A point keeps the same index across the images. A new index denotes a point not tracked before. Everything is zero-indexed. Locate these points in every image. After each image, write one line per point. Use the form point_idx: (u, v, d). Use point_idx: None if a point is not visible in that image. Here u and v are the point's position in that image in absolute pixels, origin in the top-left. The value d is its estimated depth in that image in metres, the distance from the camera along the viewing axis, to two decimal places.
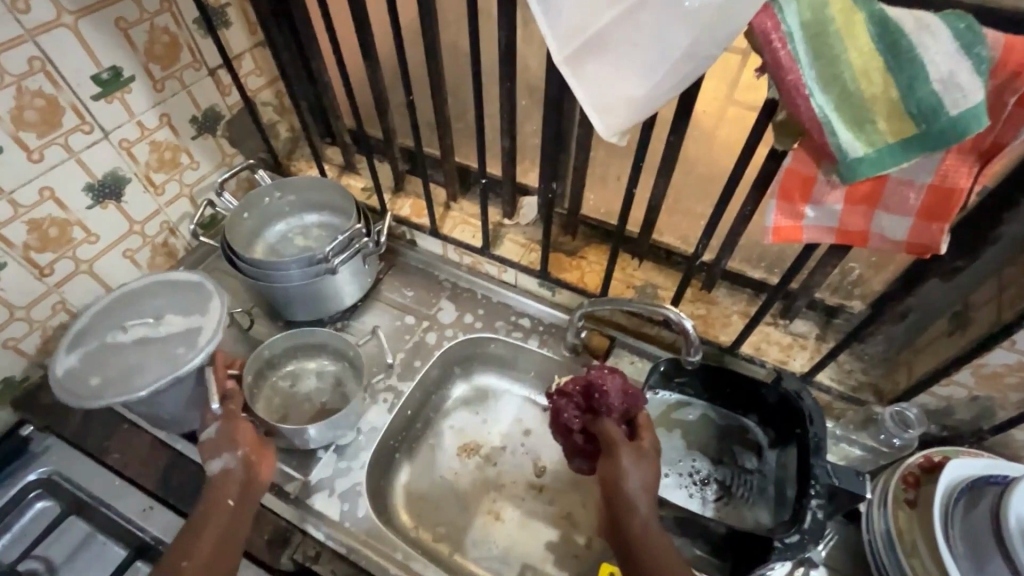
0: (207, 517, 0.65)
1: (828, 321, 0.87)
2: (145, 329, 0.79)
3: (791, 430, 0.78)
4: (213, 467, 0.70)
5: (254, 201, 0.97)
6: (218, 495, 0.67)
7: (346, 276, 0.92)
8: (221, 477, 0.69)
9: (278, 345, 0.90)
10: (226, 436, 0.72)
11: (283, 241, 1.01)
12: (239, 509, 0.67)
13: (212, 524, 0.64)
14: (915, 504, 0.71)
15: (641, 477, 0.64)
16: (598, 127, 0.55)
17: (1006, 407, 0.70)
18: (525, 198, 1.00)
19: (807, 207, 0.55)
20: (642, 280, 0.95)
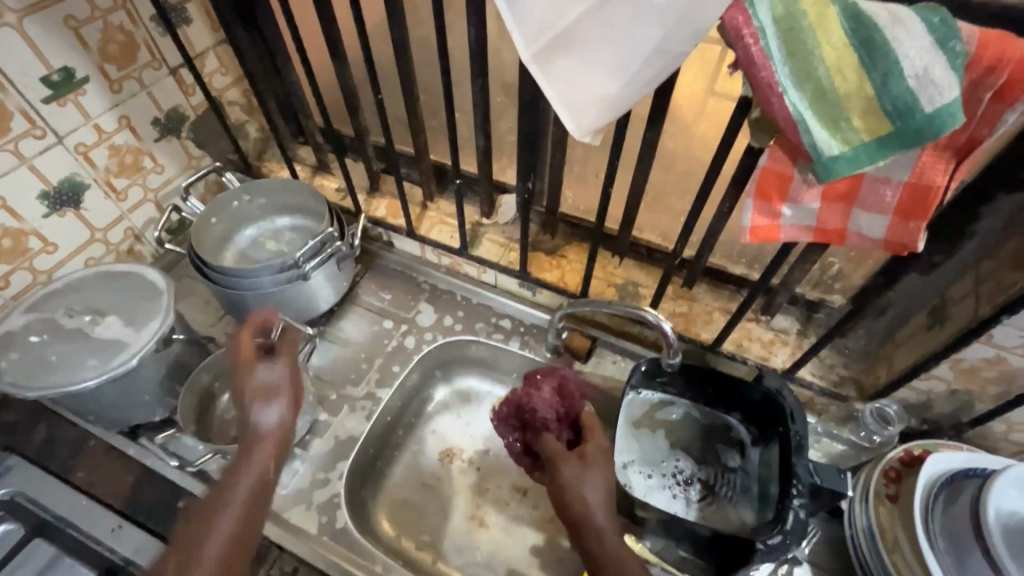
0: (254, 456, 0.63)
1: (809, 316, 0.87)
2: (84, 322, 0.78)
3: (773, 428, 0.78)
4: (263, 419, 0.65)
5: (222, 205, 0.94)
6: (261, 454, 0.64)
7: (321, 278, 0.89)
8: (265, 433, 0.65)
9: (204, 376, 0.85)
10: (284, 388, 0.68)
11: (255, 245, 0.98)
12: (272, 480, 0.64)
13: (248, 477, 0.63)
14: (896, 499, 0.71)
15: (588, 483, 0.64)
16: (568, 126, 0.53)
17: (984, 400, 0.71)
18: (503, 197, 0.97)
19: (784, 206, 0.54)
20: (623, 278, 0.93)
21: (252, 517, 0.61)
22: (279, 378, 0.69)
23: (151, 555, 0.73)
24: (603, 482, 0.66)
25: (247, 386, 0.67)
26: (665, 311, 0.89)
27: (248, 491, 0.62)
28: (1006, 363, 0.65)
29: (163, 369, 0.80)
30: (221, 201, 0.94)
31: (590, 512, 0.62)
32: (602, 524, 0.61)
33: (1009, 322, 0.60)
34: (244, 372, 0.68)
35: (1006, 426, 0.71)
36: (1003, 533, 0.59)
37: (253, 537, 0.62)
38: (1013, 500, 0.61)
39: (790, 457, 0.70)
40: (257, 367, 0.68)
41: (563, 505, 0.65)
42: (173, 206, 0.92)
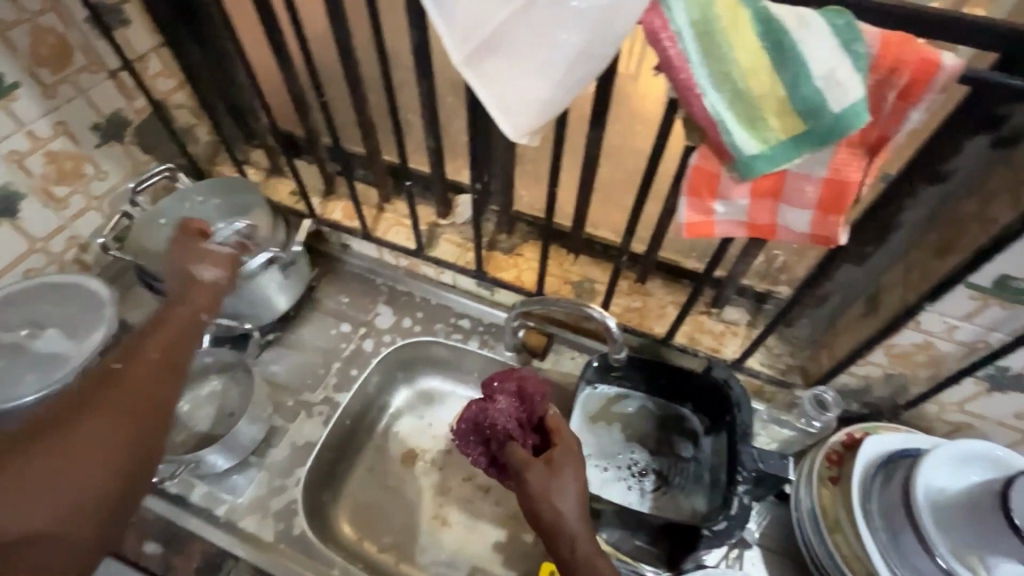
0: (176, 311, 0.65)
1: (759, 307, 0.89)
2: (21, 337, 0.76)
3: (722, 416, 0.80)
4: (200, 274, 0.70)
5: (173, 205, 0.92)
6: (194, 299, 0.67)
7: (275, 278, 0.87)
8: (201, 285, 0.69)
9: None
10: (225, 258, 0.73)
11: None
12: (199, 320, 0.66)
13: (174, 322, 0.63)
14: (837, 480, 0.74)
15: (558, 490, 0.62)
16: (505, 131, 0.52)
17: (918, 382, 0.74)
18: (459, 197, 0.97)
19: (716, 202, 0.55)
20: (578, 275, 0.94)
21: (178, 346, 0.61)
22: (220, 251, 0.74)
23: None
24: (575, 488, 0.63)
25: (190, 250, 0.73)
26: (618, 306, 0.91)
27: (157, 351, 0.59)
28: (934, 348, 0.68)
29: None
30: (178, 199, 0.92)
31: (563, 520, 0.61)
32: (576, 530, 0.60)
33: (932, 308, 0.63)
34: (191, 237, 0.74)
35: (938, 406, 0.75)
36: (931, 509, 0.63)
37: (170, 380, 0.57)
38: (942, 477, 0.64)
39: (736, 445, 0.73)
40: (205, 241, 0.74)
41: (535, 514, 0.63)
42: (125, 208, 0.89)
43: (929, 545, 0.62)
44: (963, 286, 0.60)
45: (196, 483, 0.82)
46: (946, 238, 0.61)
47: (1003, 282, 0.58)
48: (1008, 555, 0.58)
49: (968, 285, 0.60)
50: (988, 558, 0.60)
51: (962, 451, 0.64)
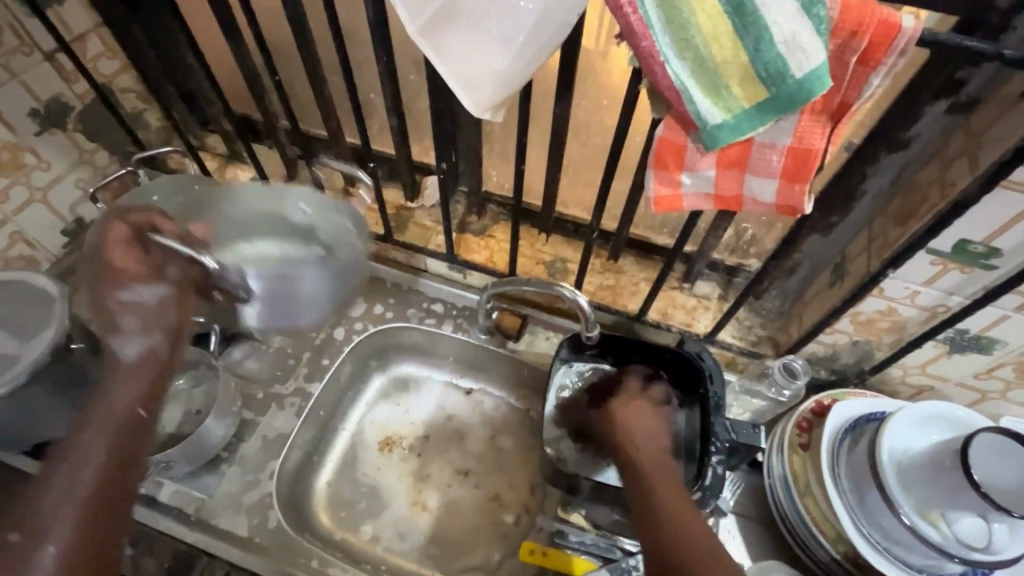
0: (105, 415, 0.61)
1: (729, 281, 0.89)
2: None
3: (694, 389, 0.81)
4: (125, 351, 0.64)
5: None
6: (123, 385, 0.63)
7: (314, 285, 0.75)
8: (127, 368, 0.64)
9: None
10: (157, 310, 0.65)
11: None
12: (139, 418, 0.63)
13: (109, 426, 0.61)
14: (807, 447, 0.76)
15: (623, 424, 0.74)
16: (466, 105, 0.51)
17: (882, 348, 0.76)
18: (427, 178, 0.95)
19: (683, 174, 0.55)
20: (551, 255, 0.93)
21: (124, 442, 0.61)
22: (148, 299, 0.65)
23: None
24: (636, 424, 0.73)
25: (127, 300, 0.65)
26: (591, 285, 0.91)
27: (101, 465, 0.59)
28: (897, 314, 0.70)
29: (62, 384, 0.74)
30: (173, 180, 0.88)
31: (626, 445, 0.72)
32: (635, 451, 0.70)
33: (894, 274, 0.64)
34: (114, 257, 0.65)
35: (902, 370, 0.77)
36: (896, 471, 0.64)
37: (136, 469, 0.61)
38: (906, 440, 0.66)
39: (708, 417, 0.75)
40: (117, 287, 0.65)
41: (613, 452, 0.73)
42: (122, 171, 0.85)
43: (894, 506, 0.64)
44: (924, 251, 0.61)
45: (164, 482, 0.79)
46: (909, 204, 0.62)
47: (962, 246, 0.59)
48: (965, 508, 0.60)
49: (928, 251, 0.61)
50: (949, 513, 0.61)
51: (922, 412, 0.67)
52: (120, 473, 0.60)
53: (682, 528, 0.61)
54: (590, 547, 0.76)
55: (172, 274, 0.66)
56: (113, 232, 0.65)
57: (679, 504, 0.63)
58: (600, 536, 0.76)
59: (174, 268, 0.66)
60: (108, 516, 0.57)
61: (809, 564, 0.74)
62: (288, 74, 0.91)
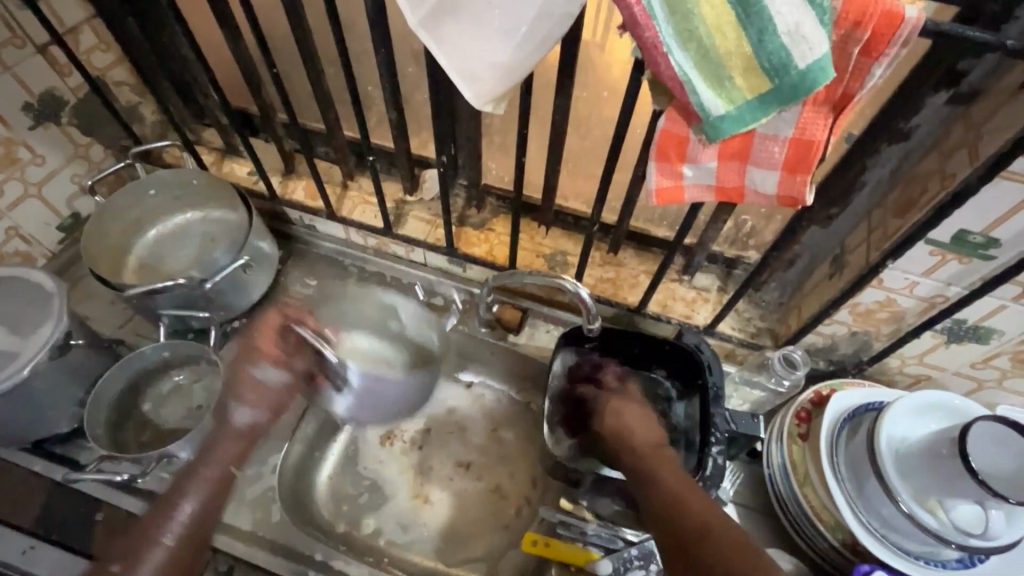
0: (209, 468, 0.74)
1: (729, 272, 0.90)
2: None
3: (693, 380, 0.82)
4: (235, 417, 0.77)
5: (167, 182, 0.88)
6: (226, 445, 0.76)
7: (396, 389, 0.85)
8: (231, 432, 0.77)
9: (115, 385, 0.78)
10: (270, 399, 0.79)
11: (179, 233, 0.92)
12: (227, 478, 0.76)
13: (215, 469, 0.74)
14: (806, 437, 0.76)
15: (624, 414, 0.77)
16: (467, 97, 0.51)
17: (881, 338, 0.76)
18: (426, 171, 0.94)
19: (684, 166, 0.55)
20: (550, 248, 0.93)
21: (207, 513, 0.73)
22: (273, 379, 0.80)
23: None
24: (633, 415, 0.77)
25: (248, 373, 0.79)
26: (591, 278, 0.91)
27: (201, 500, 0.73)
28: (896, 304, 0.70)
29: (62, 380, 0.73)
30: (173, 177, 0.87)
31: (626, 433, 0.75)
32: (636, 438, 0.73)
33: (894, 265, 0.65)
34: (263, 340, 0.80)
35: (900, 360, 0.77)
36: (894, 459, 0.65)
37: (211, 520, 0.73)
38: (904, 429, 0.67)
39: (708, 407, 0.76)
40: (254, 368, 0.79)
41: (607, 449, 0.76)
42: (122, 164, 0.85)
43: (893, 495, 0.64)
44: (923, 242, 0.61)
45: None
46: (908, 195, 0.62)
47: (961, 237, 0.59)
48: (962, 496, 0.61)
49: (928, 241, 0.61)
50: (947, 501, 0.62)
51: (922, 401, 0.67)
52: (212, 517, 0.73)
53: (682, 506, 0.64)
54: (592, 538, 0.76)
55: (299, 365, 0.81)
56: (272, 320, 0.81)
57: (675, 483, 0.66)
58: (602, 526, 0.77)
59: (301, 360, 0.82)
60: (190, 555, 0.71)
61: (809, 553, 0.74)
62: (284, 67, 0.90)
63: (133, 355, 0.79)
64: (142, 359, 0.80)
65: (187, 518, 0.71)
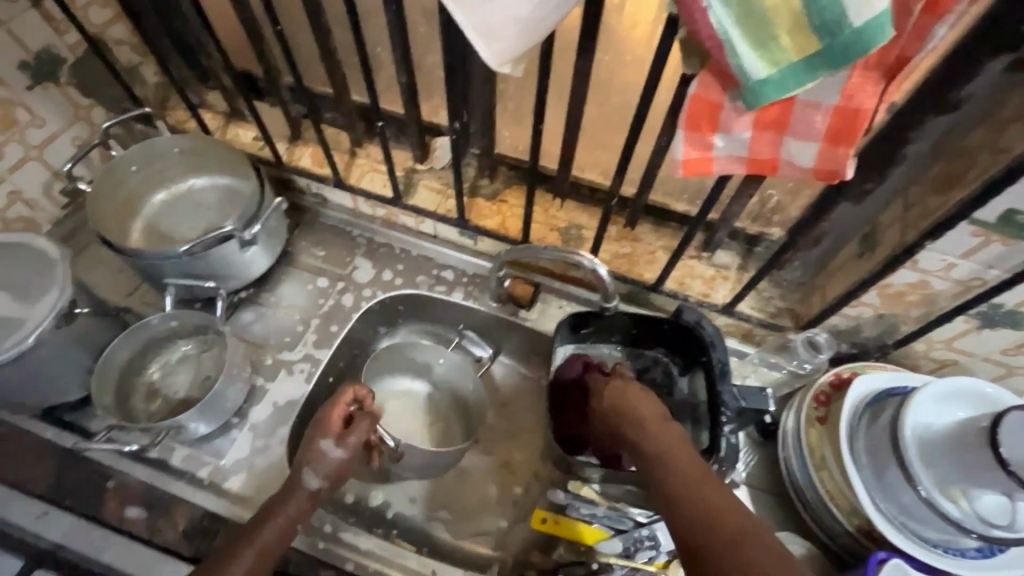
0: (279, 514, 0.65)
1: (749, 250, 0.86)
2: None
3: (697, 357, 0.81)
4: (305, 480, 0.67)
5: (146, 156, 0.84)
6: (288, 507, 0.66)
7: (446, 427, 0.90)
8: (304, 494, 0.67)
9: (122, 352, 0.77)
10: (333, 467, 0.69)
11: (173, 205, 0.90)
12: (291, 534, 0.66)
13: (278, 520, 0.65)
14: (824, 420, 0.74)
15: (627, 394, 0.68)
16: (484, 56, 0.47)
17: (908, 321, 0.73)
18: (437, 139, 0.91)
19: (715, 136, 0.51)
20: (565, 221, 0.90)
21: (271, 548, 0.64)
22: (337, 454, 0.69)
23: (83, 537, 0.68)
24: (639, 393, 0.68)
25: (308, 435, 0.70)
26: (608, 253, 0.88)
27: (259, 553, 0.63)
28: (929, 287, 0.67)
29: (70, 348, 0.73)
30: (150, 148, 0.84)
31: (633, 413, 0.66)
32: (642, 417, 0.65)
33: (933, 246, 0.61)
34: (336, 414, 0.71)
35: (927, 344, 0.75)
36: (919, 446, 0.63)
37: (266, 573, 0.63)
38: (929, 415, 0.64)
39: (715, 384, 0.75)
40: (322, 440, 0.69)
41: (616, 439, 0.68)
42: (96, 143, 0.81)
43: (914, 482, 0.62)
44: (966, 222, 0.58)
45: (176, 446, 0.78)
46: (952, 171, 0.58)
47: (1009, 217, 0.55)
48: (990, 487, 0.59)
49: (970, 221, 0.57)
50: (971, 491, 0.61)
51: (949, 387, 0.65)
52: (274, 550, 0.64)
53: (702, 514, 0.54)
54: (601, 519, 0.74)
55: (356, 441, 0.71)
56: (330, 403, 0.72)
57: (694, 483, 0.57)
58: (610, 509, 0.75)
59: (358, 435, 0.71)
60: None
61: (824, 538, 0.73)
62: (289, 25, 0.86)
63: (132, 328, 0.78)
64: (143, 332, 0.79)
65: (258, 549, 0.63)
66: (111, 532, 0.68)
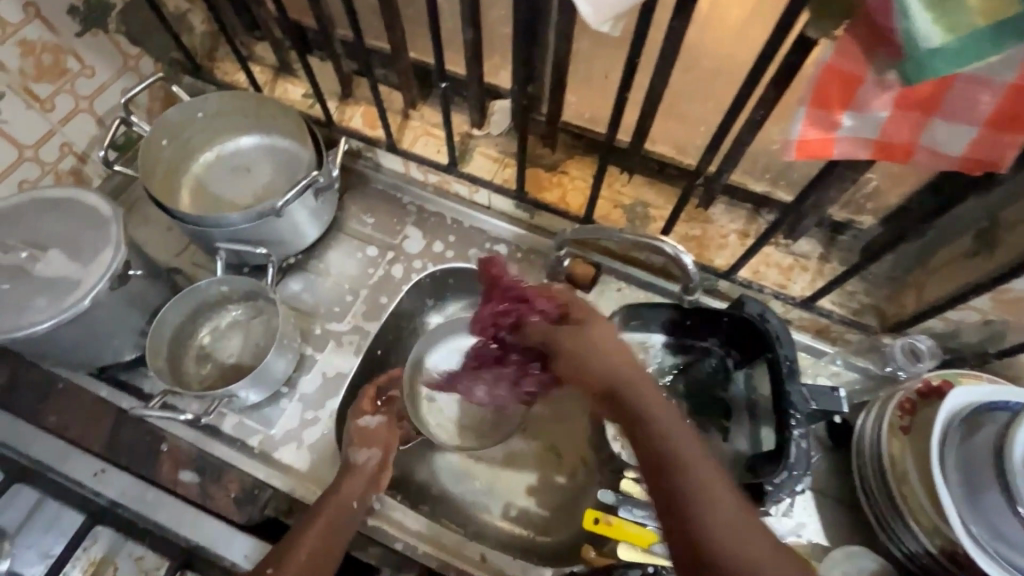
0: (341, 491, 0.67)
1: (833, 239, 0.79)
2: (22, 259, 0.67)
3: (758, 353, 0.72)
4: (358, 456, 0.71)
5: (179, 121, 0.81)
6: (348, 485, 0.68)
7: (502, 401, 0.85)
8: (359, 469, 0.70)
9: (173, 319, 0.77)
10: (379, 437, 0.74)
11: (208, 177, 0.86)
12: (354, 510, 0.67)
13: (341, 495, 0.67)
14: (909, 430, 0.68)
15: (608, 345, 0.56)
16: (584, 13, 0.41)
17: (1019, 331, 0.66)
18: (496, 102, 0.84)
19: (844, 114, 0.44)
20: (630, 198, 0.84)
21: (334, 519, 0.64)
22: (377, 425, 0.75)
23: (138, 498, 0.69)
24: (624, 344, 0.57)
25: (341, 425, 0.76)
26: (677, 235, 0.81)
27: (325, 523, 0.64)
28: None
29: (124, 309, 0.71)
30: (180, 114, 0.80)
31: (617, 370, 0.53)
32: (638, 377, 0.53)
33: None
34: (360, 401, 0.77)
35: None
36: None
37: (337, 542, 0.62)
38: None
39: (782, 383, 0.66)
40: (362, 417, 0.75)
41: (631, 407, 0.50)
42: (117, 123, 0.76)
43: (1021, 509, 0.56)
44: None
45: (227, 413, 0.78)
46: None
47: None
48: None
49: None
50: None
51: None
52: (343, 525, 0.65)
53: (725, 522, 0.44)
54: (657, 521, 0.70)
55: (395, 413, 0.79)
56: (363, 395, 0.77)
57: (709, 482, 0.46)
58: None
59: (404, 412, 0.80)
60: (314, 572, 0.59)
61: (897, 554, 0.68)
62: None
63: (185, 294, 0.76)
64: (194, 298, 0.78)
65: (326, 522, 0.64)
66: (166, 496, 0.69)
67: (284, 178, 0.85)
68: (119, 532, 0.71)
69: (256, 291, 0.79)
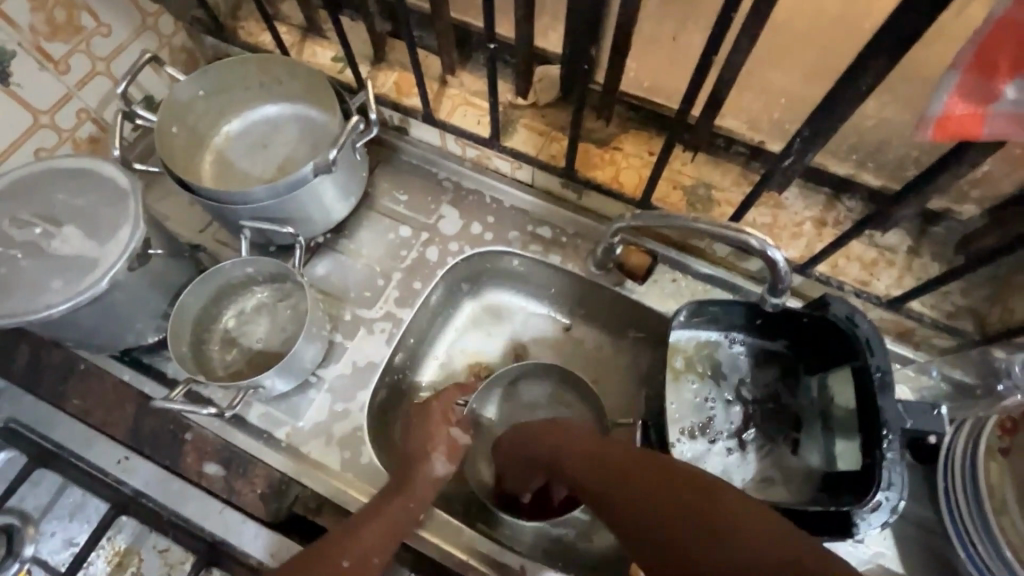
0: (403, 493, 0.63)
1: (926, 230, 0.69)
2: (37, 236, 0.63)
3: (839, 357, 0.65)
4: (434, 464, 0.66)
5: (182, 106, 0.74)
6: (417, 491, 0.64)
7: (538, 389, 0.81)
8: (428, 479, 0.65)
9: (195, 303, 0.72)
10: (462, 453, 0.68)
11: (222, 164, 0.79)
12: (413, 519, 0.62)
13: (401, 498, 0.63)
14: (1008, 453, 0.61)
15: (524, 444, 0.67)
16: None
17: None
18: (544, 68, 0.75)
19: (1011, 83, 0.37)
20: (692, 179, 0.75)
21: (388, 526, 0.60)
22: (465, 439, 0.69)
23: (163, 489, 0.66)
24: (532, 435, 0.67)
25: (414, 418, 0.69)
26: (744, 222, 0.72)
27: (378, 528, 0.60)
28: None
29: (145, 290, 0.67)
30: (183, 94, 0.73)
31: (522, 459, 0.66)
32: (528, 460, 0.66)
33: None
34: (447, 403, 0.71)
35: None
36: None
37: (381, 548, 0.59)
38: None
39: (872, 398, 0.59)
40: (451, 425, 0.69)
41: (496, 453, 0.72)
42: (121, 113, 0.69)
43: None
44: None
45: (253, 402, 0.73)
46: None
47: None
48: None
49: None
50: None
51: None
52: (398, 531, 0.61)
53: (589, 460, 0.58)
54: None
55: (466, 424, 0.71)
56: (450, 396, 0.71)
57: (588, 447, 0.60)
58: None
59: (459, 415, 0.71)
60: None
61: None
62: None
63: (207, 274, 0.71)
64: (221, 278, 0.73)
65: (378, 526, 0.60)
66: (192, 488, 0.66)
67: (314, 148, 0.78)
68: (141, 523, 0.68)
69: (285, 274, 0.74)
